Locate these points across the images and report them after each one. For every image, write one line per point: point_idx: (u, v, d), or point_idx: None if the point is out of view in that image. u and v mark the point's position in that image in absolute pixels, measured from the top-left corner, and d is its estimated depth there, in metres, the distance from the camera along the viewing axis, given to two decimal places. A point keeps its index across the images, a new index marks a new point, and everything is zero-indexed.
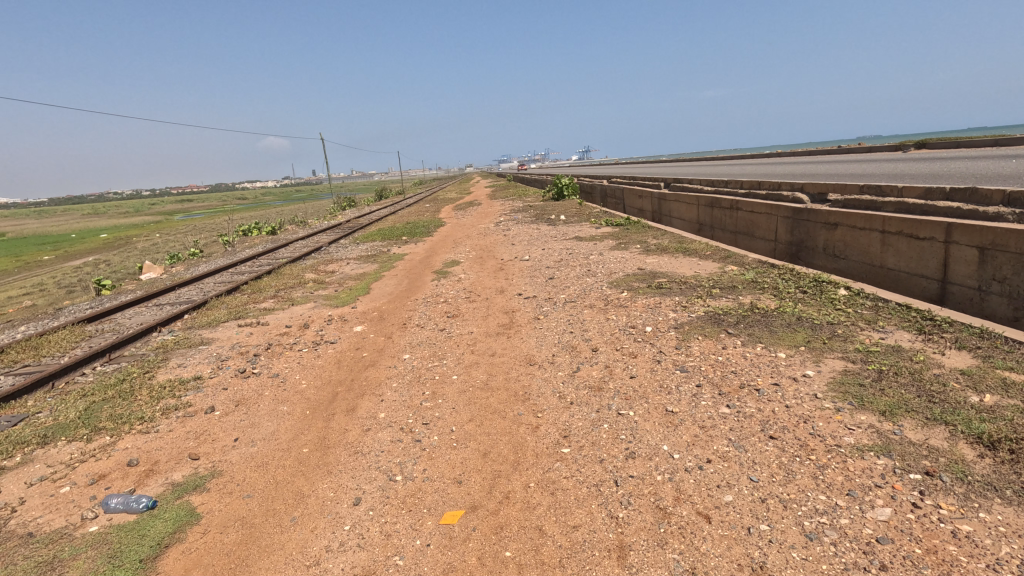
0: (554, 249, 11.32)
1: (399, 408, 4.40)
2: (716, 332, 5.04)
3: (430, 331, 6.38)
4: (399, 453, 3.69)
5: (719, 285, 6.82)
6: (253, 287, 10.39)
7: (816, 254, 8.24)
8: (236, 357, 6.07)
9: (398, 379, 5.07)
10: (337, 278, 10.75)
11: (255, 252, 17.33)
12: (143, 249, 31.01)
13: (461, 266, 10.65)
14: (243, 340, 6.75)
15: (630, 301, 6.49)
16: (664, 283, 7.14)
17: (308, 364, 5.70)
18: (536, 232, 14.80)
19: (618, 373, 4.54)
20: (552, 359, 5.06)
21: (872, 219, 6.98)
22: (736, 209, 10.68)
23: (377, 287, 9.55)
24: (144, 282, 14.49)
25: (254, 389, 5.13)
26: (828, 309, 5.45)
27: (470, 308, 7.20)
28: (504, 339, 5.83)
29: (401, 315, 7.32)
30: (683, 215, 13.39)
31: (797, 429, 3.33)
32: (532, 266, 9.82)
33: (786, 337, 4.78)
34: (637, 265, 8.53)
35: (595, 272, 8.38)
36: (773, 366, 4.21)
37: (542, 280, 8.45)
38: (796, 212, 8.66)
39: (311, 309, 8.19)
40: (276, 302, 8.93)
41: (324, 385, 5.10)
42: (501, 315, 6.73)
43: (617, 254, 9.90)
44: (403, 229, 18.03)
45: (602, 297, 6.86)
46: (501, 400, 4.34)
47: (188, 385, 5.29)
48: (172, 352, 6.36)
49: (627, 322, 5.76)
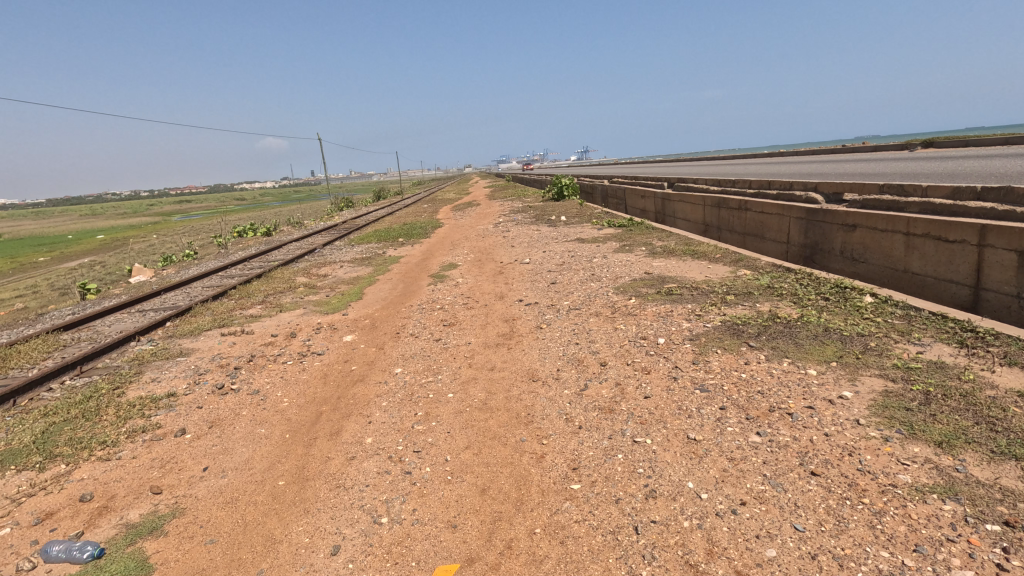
0: (555, 252, 10.87)
1: (388, 433, 3.96)
2: (736, 345, 4.61)
3: (424, 341, 5.94)
4: (386, 489, 3.25)
5: (734, 292, 6.40)
6: (242, 292, 9.94)
7: (833, 257, 7.82)
8: (215, 370, 5.62)
9: (388, 397, 4.63)
10: (329, 282, 10.31)
11: (248, 254, 16.88)
12: (138, 250, 30.59)
13: (459, 270, 10.21)
14: (225, 350, 6.31)
15: (639, 309, 6.06)
16: (674, 288, 6.71)
17: (292, 379, 5.26)
18: (536, 233, 14.35)
19: (630, 392, 4.10)
20: (557, 375, 4.62)
21: (896, 220, 6.56)
22: (745, 209, 10.24)
23: (370, 291, 9.11)
24: (132, 286, 14.02)
25: (231, 408, 4.69)
26: (856, 318, 5.02)
27: (468, 316, 6.76)
28: (503, 351, 5.38)
29: (394, 323, 6.87)
30: (688, 216, 12.97)
31: (842, 463, 2.91)
32: (533, 269, 9.38)
33: (815, 351, 4.35)
34: (644, 269, 8.09)
35: (599, 277, 7.93)
36: (805, 386, 3.78)
37: (543, 285, 8.00)
38: (811, 213, 8.24)
39: (300, 316, 7.74)
40: (264, 308, 8.49)
41: (307, 404, 4.66)
42: (500, 324, 6.29)
43: (621, 256, 9.47)
44: (400, 230, 17.59)
45: (608, 304, 6.43)
46: (502, 424, 3.90)
47: (160, 403, 4.85)
48: (148, 365, 5.92)
49: (637, 332, 5.33)
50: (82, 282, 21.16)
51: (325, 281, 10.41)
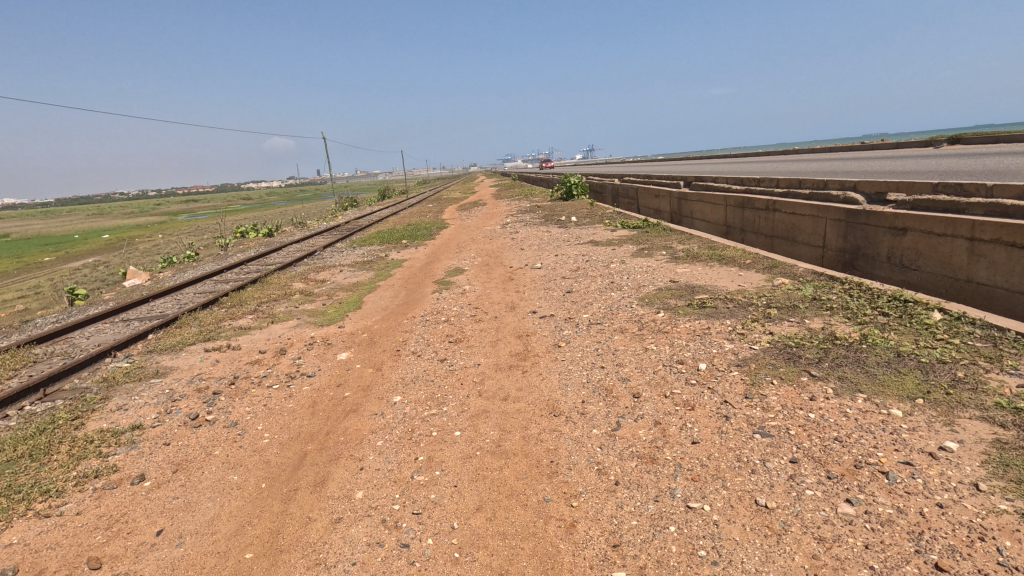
0: (569, 256, 10.15)
1: (382, 486, 3.28)
2: (795, 374, 3.90)
3: (427, 362, 5.26)
4: (376, 570, 2.58)
5: (776, 305, 5.68)
6: (234, 299, 9.30)
7: (878, 263, 7.09)
8: (191, 396, 4.96)
9: (384, 434, 3.97)
10: (327, 288, 9.66)
11: (246, 256, 16.24)
12: (140, 251, 30.08)
13: (465, 275, 9.55)
14: (206, 370, 5.65)
15: (671, 325, 5.37)
16: (707, 300, 6.01)
17: (276, 408, 4.59)
18: (546, 235, 13.63)
19: (674, 435, 3.40)
20: (582, 410, 3.93)
21: (957, 223, 5.83)
22: (773, 210, 9.51)
23: (370, 299, 8.46)
24: (125, 290, 13.41)
25: (202, 445, 4.03)
26: (930, 340, 4.31)
27: (476, 331, 6.08)
28: (518, 377, 4.69)
29: (394, 339, 6.19)
30: (707, 217, 12.26)
31: (974, 552, 2.20)
32: (546, 276, 8.68)
33: (893, 383, 3.63)
34: (669, 277, 7.39)
35: (619, 285, 7.22)
36: (894, 433, 3.06)
37: (558, 294, 7.30)
38: (851, 214, 7.51)
39: (293, 329, 7.08)
40: (255, 318, 7.84)
41: (290, 442, 3.99)
42: (512, 341, 5.59)
43: (641, 261, 8.77)
44: (403, 231, 16.93)
45: (634, 319, 5.72)
46: (520, 478, 3.22)
47: (121, 437, 4.19)
48: (117, 388, 5.26)
49: (671, 354, 4.62)
50: (79, 284, 20.60)
51: (323, 287, 9.78)
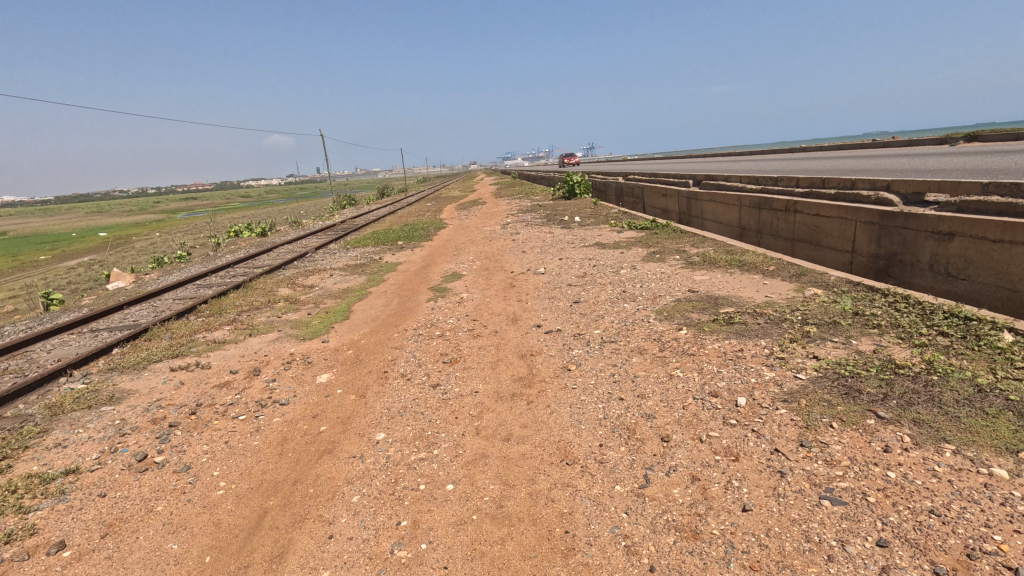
0: (574, 260, 9.47)
1: (353, 566, 2.61)
2: (858, 415, 3.22)
3: (417, 389, 4.57)
4: None
5: (814, 322, 5.01)
6: (213, 307, 8.60)
7: (918, 271, 6.44)
8: (143, 429, 4.28)
9: (362, 485, 3.29)
10: (315, 295, 8.99)
11: (234, 258, 15.54)
12: (133, 250, 29.40)
13: (462, 281, 8.88)
14: (168, 394, 4.98)
15: (696, 345, 4.69)
16: (734, 315, 5.33)
17: (238, 447, 3.92)
18: (548, 236, 12.95)
19: (719, 498, 2.73)
20: (601, 459, 3.25)
21: (1016, 228, 5.17)
22: (795, 211, 8.83)
23: (360, 308, 7.79)
24: (106, 295, 12.70)
25: (145, 498, 3.36)
26: (1011, 369, 3.63)
27: (474, 349, 5.40)
28: (522, 411, 4.02)
29: (382, 358, 5.52)
30: (719, 218, 11.59)
31: None
32: (550, 283, 8.02)
33: (984, 428, 2.94)
34: (686, 286, 6.72)
35: (633, 295, 6.55)
36: (1007, 504, 2.38)
37: (564, 305, 6.63)
38: (886, 216, 6.84)
39: (272, 344, 6.41)
40: (233, 330, 7.16)
41: (250, 495, 3.31)
42: (515, 363, 4.91)
43: (654, 267, 8.09)
44: (400, 232, 16.25)
45: (652, 337, 5.05)
46: (527, 557, 2.54)
47: (50, 486, 3.51)
48: (61, 417, 4.57)
49: (702, 384, 3.95)
50: (64, 285, 19.89)
51: (310, 294, 9.12)
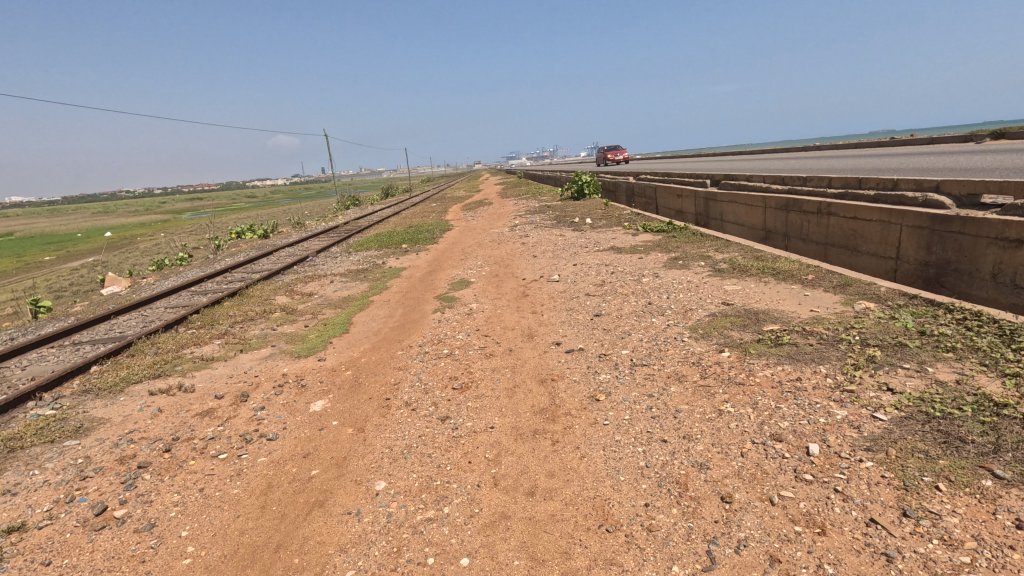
0: (590, 266, 8.86)
1: None
2: (971, 474, 2.59)
3: (424, 423, 3.98)
4: None
5: (876, 343, 4.39)
6: (205, 317, 8.04)
7: (978, 282, 5.81)
8: (108, 470, 3.70)
9: (356, 556, 2.70)
10: (314, 304, 8.43)
11: (232, 261, 14.99)
12: (135, 251, 28.98)
13: (470, 289, 8.29)
14: (142, 425, 4.41)
15: (743, 371, 4.08)
16: (782, 334, 4.72)
17: (215, 497, 3.34)
18: (560, 239, 12.34)
19: None
20: (649, 527, 2.65)
21: None
22: (829, 213, 8.18)
23: (361, 320, 7.22)
24: (99, 300, 12.20)
25: (96, 568, 2.77)
26: None
27: (488, 371, 4.82)
28: (547, 454, 3.42)
29: (384, 381, 4.94)
30: (741, 220, 10.96)
31: None
32: (566, 291, 7.42)
33: None
34: (718, 297, 6.11)
35: (660, 308, 5.94)
36: None
37: (584, 318, 6.04)
38: (939, 220, 6.21)
39: (264, 362, 5.84)
40: (223, 345, 6.60)
41: (222, 567, 2.73)
42: (534, 390, 4.31)
43: (679, 275, 7.48)
44: (405, 233, 15.68)
45: (691, 360, 4.45)
46: None
47: None
48: (18, 454, 4.01)
49: (761, 424, 3.34)
50: (64, 287, 19.46)
51: (309, 302, 8.56)
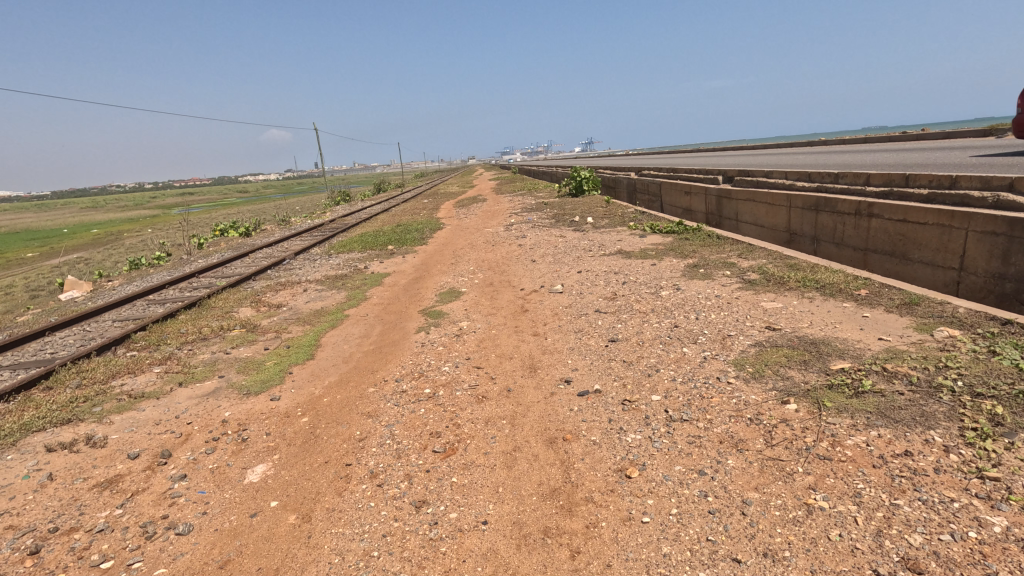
0: (596, 274, 7.81)
1: None
2: None
3: (391, 512, 2.89)
4: None
5: (991, 392, 3.30)
6: (151, 335, 6.88)
7: None
8: None
9: None
10: (281, 319, 7.35)
11: (204, 264, 13.78)
12: (115, 248, 27.74)
13: (460, 302, 7.20)
14: (15, 505, 3.28)
15: (827, 437, 3.00)
16: (858, 378, 3.63)
17: None
18: (560, 241, 11.30)
19: None
20: None
21: None
22: (872, 215, 7.10)
23: (332, 341, 6.13)
24: (51, 309, 10.97)
25: None
26: None
27: (479, 423, 3.74)
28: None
29: (346, 434, 3.84)
30: (761, 220, 9.91)
31: None
32: (572, 306, 6.38)
33: None
34: (758, 319, 5.06)
35: (690, 334, 4.88)
36: None
37: (597, 345, 4.98)
38: (1019, 225, 5.17)
39: (205, 400, 4.73)
40: (162, 375, 5.49)
41: None
42: (541, 458, 3.24)
43: (702, 287, 6.43)
44: (393, 233, 14.61)
45: (747, 415, 3.37)
46: None
47: None
48: None
49: (882, 539, 2.26)
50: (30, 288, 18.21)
51: (276, 317, 7.47)
